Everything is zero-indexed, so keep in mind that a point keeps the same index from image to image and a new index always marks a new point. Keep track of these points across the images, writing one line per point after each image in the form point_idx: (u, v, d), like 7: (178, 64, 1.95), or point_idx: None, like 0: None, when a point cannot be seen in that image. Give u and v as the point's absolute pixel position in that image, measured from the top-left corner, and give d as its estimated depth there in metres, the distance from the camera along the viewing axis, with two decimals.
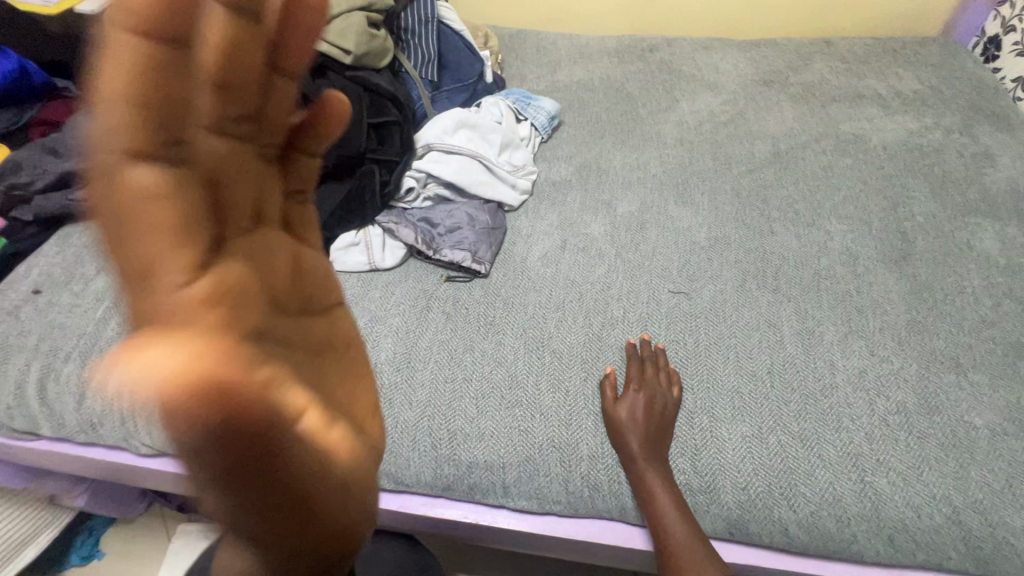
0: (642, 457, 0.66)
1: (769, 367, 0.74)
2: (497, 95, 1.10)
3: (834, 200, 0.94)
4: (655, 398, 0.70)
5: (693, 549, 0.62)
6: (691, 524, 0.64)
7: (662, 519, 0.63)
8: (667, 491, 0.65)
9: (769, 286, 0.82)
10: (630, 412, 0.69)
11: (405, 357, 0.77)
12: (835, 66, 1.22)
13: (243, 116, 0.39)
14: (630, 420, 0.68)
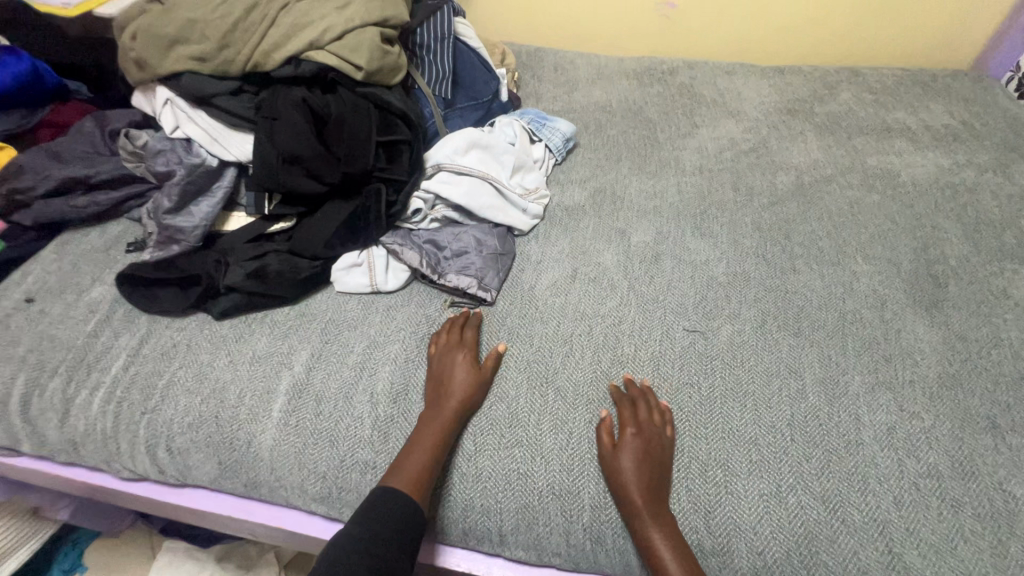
0: (647, 515, 0.61)
1: (788, 418, 0.69)
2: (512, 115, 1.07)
3: (861, 238, 0.90)
4: (652, 442, 0.66)
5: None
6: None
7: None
8: (674, 549, 0.59)
9: (790, 328, 0.78)
10: (630, 461, 0.64)
11: (402, 388, 0.73)
12: (861, 97, 1.18)
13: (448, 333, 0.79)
14: (631, 472, 0.63)
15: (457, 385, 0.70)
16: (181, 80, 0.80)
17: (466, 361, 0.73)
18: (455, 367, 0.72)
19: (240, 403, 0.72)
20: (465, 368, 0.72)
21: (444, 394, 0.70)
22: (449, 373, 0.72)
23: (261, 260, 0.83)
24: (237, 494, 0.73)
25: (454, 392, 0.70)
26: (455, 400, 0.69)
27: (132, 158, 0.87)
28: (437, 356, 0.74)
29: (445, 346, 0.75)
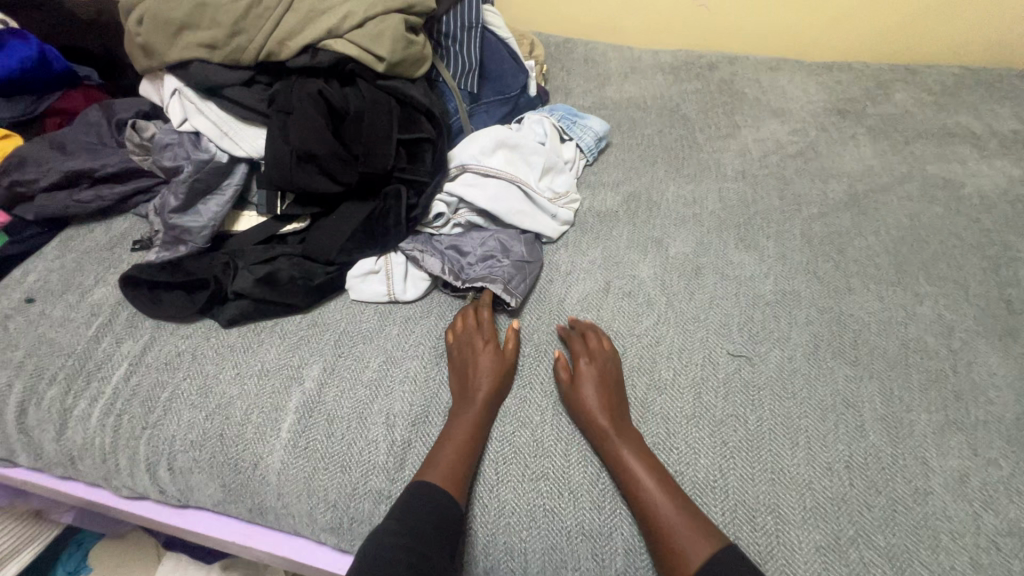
0: (613, 435, 0.63)
1: (847, 460, 0.62)
2: (540, 112, 1.00)
3: (923, 256, 0.82)
4: (606, 367, 0.68)
5: (687, 531, 0.55)
6: (682, 505, 0.57)
7: (649, 500, 0.58)
8: (645, 467, 0.60)
9: (846, 356, 0.71)
10: (591, 386, 0.66)
11: (422, 411, 0.68)
12: (919, 97, 1.09)
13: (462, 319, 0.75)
14: (593, 396, 0.65)
15: (482, 374, 0.67)
16: (190, 69, 0.75)
17: (489, 348, 0.70)
18: (477, 355, 0.69)
19: (247, 420, 0.67)
20: (489, 355, 0.69)
21: (472, 384, 0.67)
22: (472, 366, 0.68)
23: (271, 264, 0.77)
24: (240, 518, 0.69)
25: (479, 383, 0.67)
26: (483, 390, 0.66)
27: (138, 151, 0.83)
28: (457, 349, 0.71)
29: (464, 337, 0.72)
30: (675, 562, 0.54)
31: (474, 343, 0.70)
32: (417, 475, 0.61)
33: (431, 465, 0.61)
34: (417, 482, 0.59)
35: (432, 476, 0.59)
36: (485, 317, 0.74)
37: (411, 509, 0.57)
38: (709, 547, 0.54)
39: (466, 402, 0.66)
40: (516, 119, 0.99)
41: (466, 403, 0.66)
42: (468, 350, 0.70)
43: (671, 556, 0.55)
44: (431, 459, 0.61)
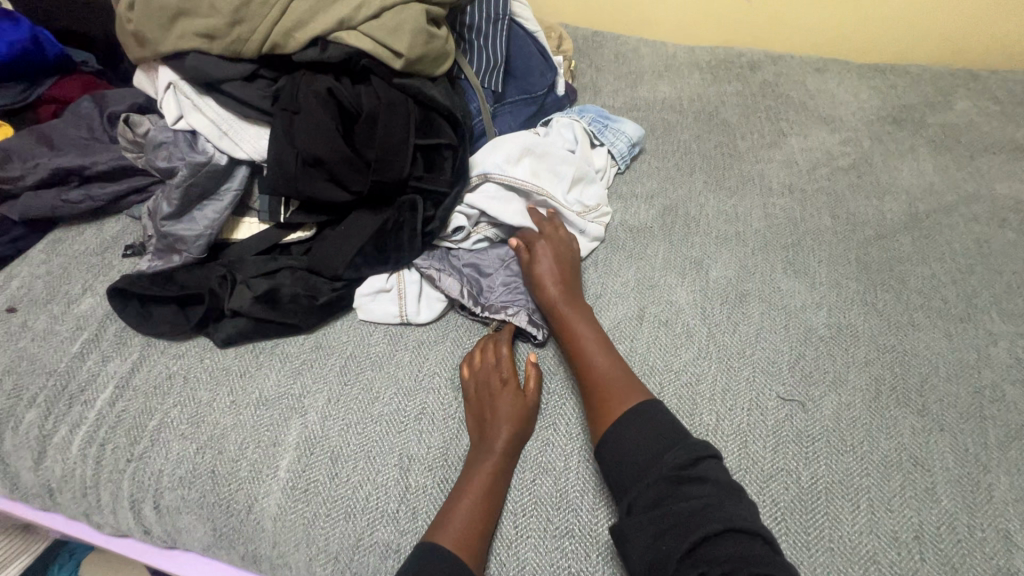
0: (562, 302, 0.68)
1: (916, 529, 0.54)
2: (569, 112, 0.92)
3: (994, 288, 0.73)
4: (561, 249, 0.73)
5: (617, 383, 0.61)
6: (617, 364, 0.63)
7: (587, 358, 0.64)
8: (589, 330, 0.66)
9: (912, 404, 0.63)
10: (547, 264, 0.71)
11: (440, 456, 0.61)
12: (983, 106, 0.99)
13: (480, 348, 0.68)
14: (547, 268, 0.71)
15: (501, 419, 0.61)
16: (187, 60, 0.67)
17: (510, 392, 0.62)
18: (495, 397, 0.62)
19: (241, 457, 0.60)
20: (508, 398, 0.62)
21: (490, 431, 0.60)
22: (490, 410, 0.62)
23: (273, 279, 0.70)
24: (232, 563, 0.63)
25: (497, 431, 0.60)
26: (502, 439, 0.59)
27: (131, 147, 0.75)
28: (475, 391, 0.64)
29: (481, 378, 0.65)
30: (603, 408, 0.60)
31: (493, 386, 0.63)
32: (429, 532, 0.54)
33: (446, 524, 0.54)
34: (434, 545, 0.52)
35: (448, 540, 0.53)
36: (505, 352, 0.67)
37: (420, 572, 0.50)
38: (636, 398, 0.59)
39: (483, 453, 0.59)
40: (542, 120, 0.90)
41: (484, 454, 0.59)
42: (487, 392, 0.63)
43: (603, 402, 0.60)
44: (445, 515, 0.55)
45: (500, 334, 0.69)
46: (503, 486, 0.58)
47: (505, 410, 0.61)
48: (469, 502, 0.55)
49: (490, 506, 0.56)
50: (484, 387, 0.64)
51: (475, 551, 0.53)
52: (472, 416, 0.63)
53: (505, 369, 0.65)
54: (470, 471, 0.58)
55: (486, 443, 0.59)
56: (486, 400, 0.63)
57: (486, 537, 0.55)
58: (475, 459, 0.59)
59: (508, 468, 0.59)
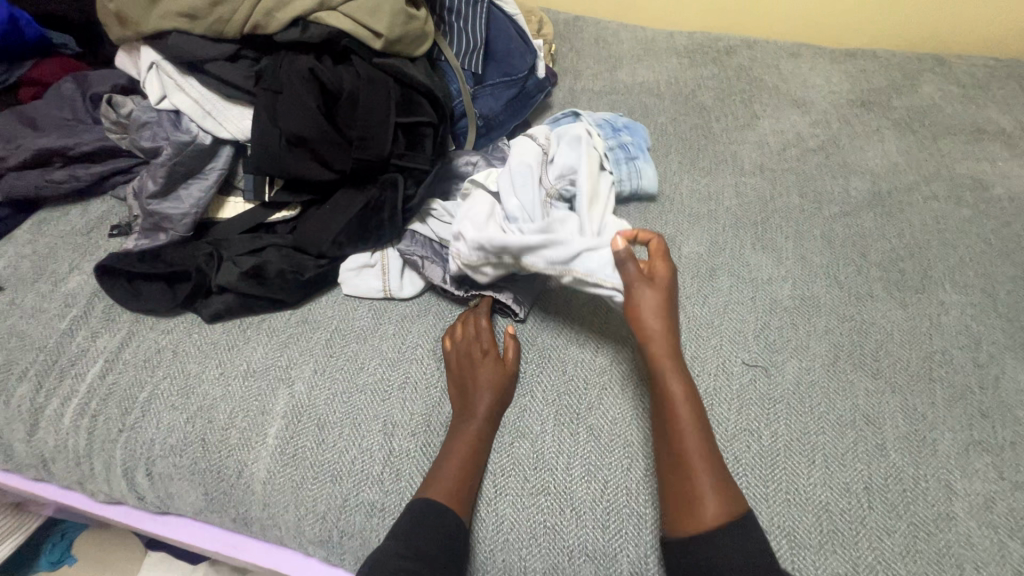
0: (665, 367, 0.60)
1: (866, 481, 0.59)
2: (595, 121, 0.90)
3: (948, 261, 0.78)
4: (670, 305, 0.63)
5: (714, 483, 0.54)
6: (713, 461, 0.55)
7: (681, 441, 0.56)
8: (693, 407, 0.58)
9: (867, 368, 0.67)
10: (656, 313, 0.62)
11: (423, 421, 0.63)
12: (947, 90, 1.03)
13: (463, 321, 0.71)
14: (655, 322, 0.61)
15: (483, 385, 0.64)
16: (170, 40, 0.69)
17: (490, 360, 0.65)
18: (477, 365, 0.65)
19: (231, 425, 0.63)
20: (490, 367, 0.65)
21: (472, 396, 0.63)
22: (471, 377, 0.65)
23: (259, 256, 0.72)
24: (223, 528, 0.66)
25: (480, 397, 0.63)
26: (483, 404, 0.62)
27: (115, 129, 0.75)
28: (457, 360, 0.67)
29: (463, 350, 0.67)
30: (686, 508, 0.53)
31: (475, 355, 0.66)
32: (417, 490, 0.58)
33: (433, 481, 0.57)
34: (423, 499, 0.56)
35: (434, 494, 0.56)
36: (484, 324, 0.69)
37: (412, 525, 0.55)
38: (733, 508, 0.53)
39: (466, 417, 0.62)
40: (565, 116, 0.91)
41: (467, 418, 0.62)
42: (469, 360, 0.66)
43: (693, 500, 0.53)
44: (432, 474, 0.58)
45: (479, 307, 0.71)
46: (485, 446, 0.61)
47: (485, 375, 0.64)
48: (455, 462, 0.58)
49: (474, 465, 0.59)
50: (466, 357, 0.66)
51: (461, 504, 0.57)
52: (453, 383, 0.65)
53: (485, 341, 0.68)
54: (455, 435, 0.61)
55: (468, 407, 0.63)
56: (468, 368, 0.65)
57: (471, 493, 0.58)
58: (459, 423, 0.62)
59: (489, 429, 0.62)
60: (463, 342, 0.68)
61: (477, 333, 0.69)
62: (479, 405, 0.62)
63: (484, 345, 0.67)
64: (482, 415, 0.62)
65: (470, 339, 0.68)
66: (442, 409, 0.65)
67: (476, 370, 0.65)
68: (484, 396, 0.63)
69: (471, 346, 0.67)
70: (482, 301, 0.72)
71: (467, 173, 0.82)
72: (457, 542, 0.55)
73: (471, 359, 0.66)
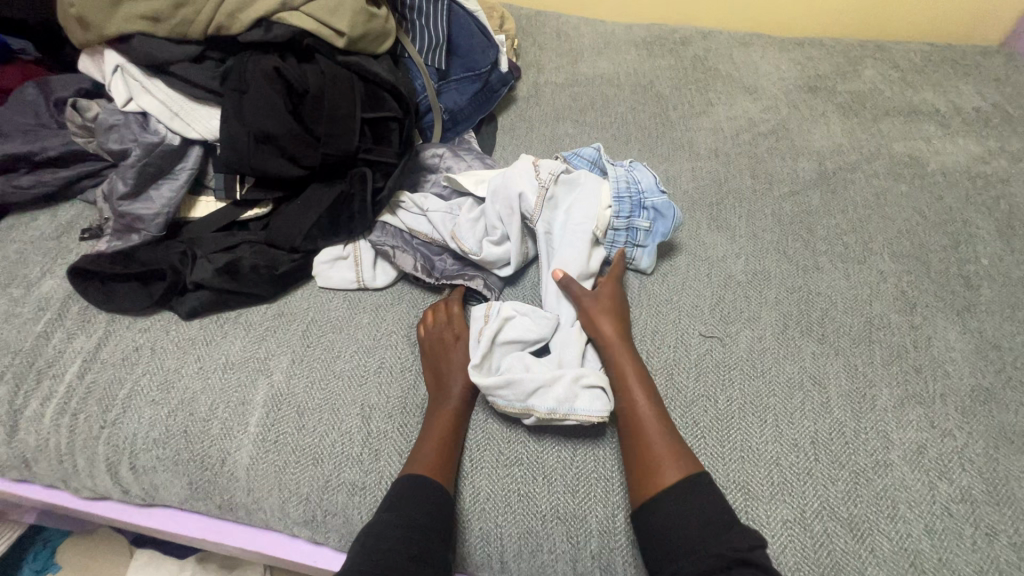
0: (618, 351, 0.67)
1: (813, 436, 0.64)
2: (623, 183, 0.78)
3: (888, 233, 0.83)
4: (618, 304, 0.72)
5: (663, 443, 0.59)
6: (665, 426, 0.61)
7: (641, 421, 0.61)
8: (642, 382, 0.64)
9: (813, 334, 0.72)
10: (604, 307, 0.70)
11: (399, 402, 0.66)
12: (887, 74, 1.10)
13: (435, 308, 0.74)
14: (605, 314, 0.69)
15: (457, 367, 0.67)
16: (135, 42, 0.70)
17: (463, 342, 0.69)
18: (451, 349, 0.68)
19: (213, 417, 0.65)
20: (463, 350, 0.68)
21: (448, 377, 0.66)
22: (446, 360, 0.68)
23: (233, 253, 0.74)
24: (209, 515, 0.68)
25: (455, 378, 0.66)
26: (459, 384, 0.66)
27: (81, 133, 0.77)
28: (432, 345, 0.70)
29: (436, 336, 0.70)
30: (648, 472, 0.58)
31: (449, 339, 0.69)
32: (402, 468, 0.60)
33: (416, 457, 0.60)
34: (407, 474, 0.59)
35: (418, 467, 0.59)
36: (456, 310, 0.73)
37: (396, 497, 0.57)
38: (684, 468, 0.58)
39: (443, 397, 0.65)
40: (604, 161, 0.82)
41: (443, 398, 0.65)
42: (443, 344, 0.69)
43: (646, 455, 0.59)
44: (416, 451, 0.61)
45: (451, 295, 0.75)
46: (463, 422, 0.64)
47: (459, 356, 0.68)
48: (436, 438, 0.61)
49: (454, 440, 0.62)
50: (440, 341, 0.70)
51: (444, 476, 0.60)
52: (428, 366, 0.68)
53: (457, 325, 0.71)
54: (434, 414, 0.64)
55: (445, 387, 0.66)
56: (442, 351, 0.69)
57: (453, 466, 0.61)
58: (437, 402, 0.65)
59: (465, 406, 0.65)
60: (437, 327, 0.71)
61: (449, 318, 0.72)
62: (455, 385, 0.66)
63: (457, 330, 0.70)
64: (458, 393, 0.65)
65: (444, 324, 0.71)
66: (420, 393, 0.68)
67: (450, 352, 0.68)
68: (458, 377, 0.66)
69: (444, 332, 0.70)
70: (454, 291, 0.75)
71: (434, 165, 0.84)
72: (443, 512, 0.58)
73: (445, 343, 0.69)
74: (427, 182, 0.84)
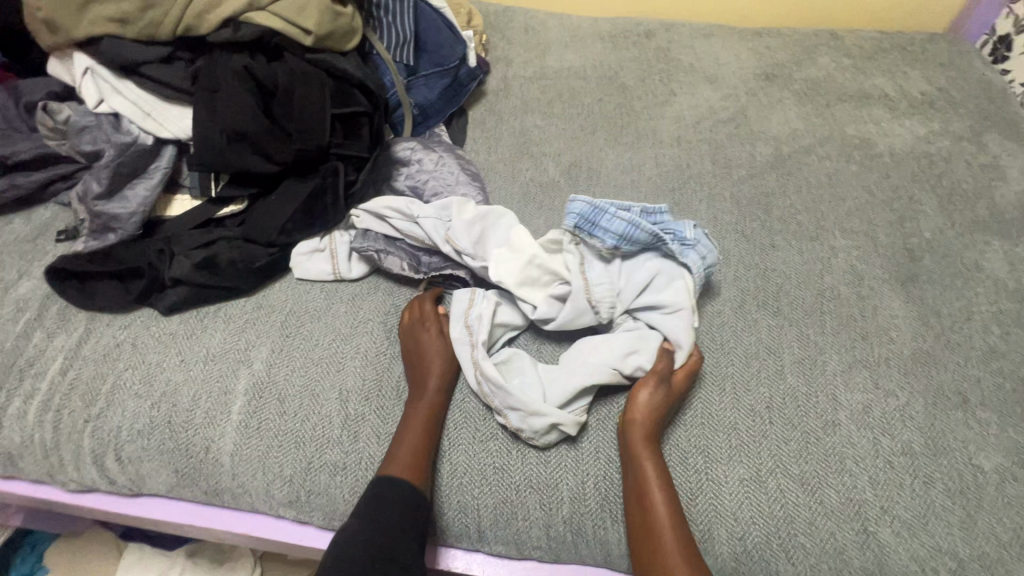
0: (644, 448, 0.61)
1: (768, 401, 0.68)
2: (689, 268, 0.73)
3: (839, 212, 0.88)
4: (669, 398, 0.65)
5: (679, 562, 0.54)
6: (684, 540, 0.56)
7: (656, 532, 0.56)
8: (667, 491, 0.59)
9: (769, 307, 0.77)
10: (646, 399, 0.64)
11: (375, 385, 0.69)
12: (840, 62, 1.15)
13: (411, 307, 0.75)
14: (644, 407, 0.63)
15: (432, 366, 0.69)
16: (102, 45, 0.72)
17: (438, 341, 0.71)
18: (426, 347, 0.70)
19: (195, 407, 0.67)
20: (438, 349, 0.70)
21: (423, 373, 0.68)
22: (422, 358, 0.70)
23: (210, 249, 0.75)
24: (195, 501, 0.70)
25: (431, 374, 0.68)
26: (434, 381, 0.68)
27: (54, 135, 0.75)
28: (409, 344, 0.71)
29: (412, 334, 0.72)
30: None
31: (424, 338, 0.71)
32: (381, 464, 0.62)
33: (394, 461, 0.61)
34: (386, 468, 0.61)
35: (395, 461, 0.61)
36: (432, 310, 0.74)
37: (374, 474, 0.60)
38: None
39: (419, 393, 0.67)
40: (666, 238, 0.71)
41: (419, 394, 0.67)
42: (419, 342, 0.71)
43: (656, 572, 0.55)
44: (394, 446, 0.63)
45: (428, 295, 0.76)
46: (439, 417, 0.66)
47: (434, 353, 0.70)
48: (412, 434, 0.63)
49: (429, 434, 0.64)
50: (416, 341, 0.71)
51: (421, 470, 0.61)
52: (406, 363, 0.70)
53: (433, 324, 0.73)
54: (410, 411, 0.66)
55: (421, 383, 0.68)
56: (418, 350, 0.71)
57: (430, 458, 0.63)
58: (414, 399, 0.67)
59: (440, 402, 0.67)
60: (413, 326, 0.73)
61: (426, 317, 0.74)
62: (430, 381, 0.68)
63: (432, 328, 0.72)
64: (433, 389, 0.67)
65: (420, 322, 0.73)
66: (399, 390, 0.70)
67: (425, 350, 0.70)
68: (432, 374, 0.68)
69: (420, 331, 0.72)
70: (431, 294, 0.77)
71: (405, 158, 0.86)
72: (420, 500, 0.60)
73: (421, 341, 0.71)
74: (399, 176, 0.86)
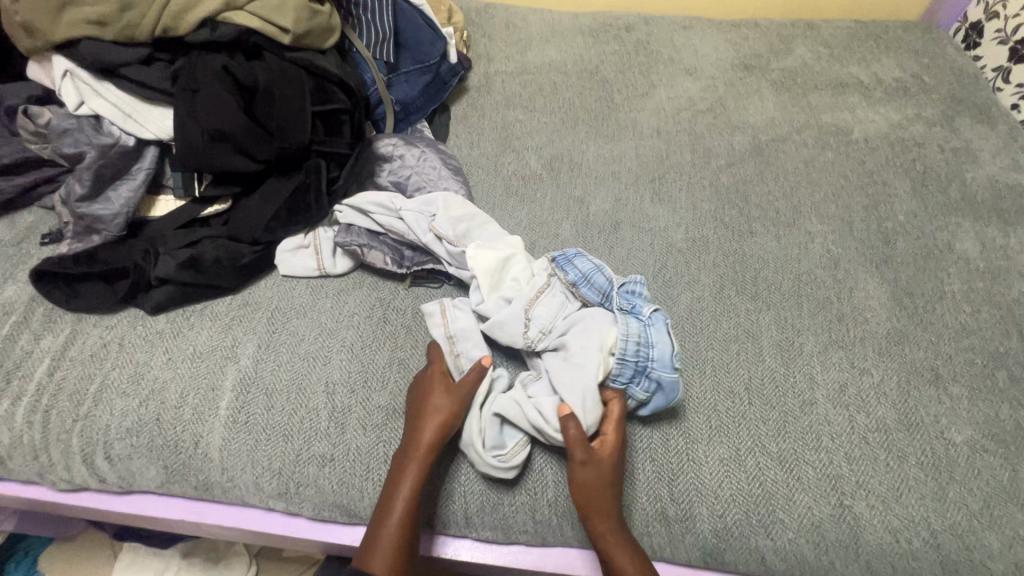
0: (609, 535, 0.58)
1: (747, 383, 0.70)
2: (632, 345, 0.66)
3: (816, 198, 0.90)
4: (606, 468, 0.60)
5: None
6: None
7: None
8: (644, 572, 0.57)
9: (747, 292, 0.78)
10: (583, 480, 0.59)
11: (360, 377, 0.70)
12: (817, 51, 1.17)
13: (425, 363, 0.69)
14: (586, 493, 0.59)
15: (426, 434, 0.62)
16: (81, 48, 0.72)
17: (438, 404, 0.63)
18: (426, 410, 0.63)
19: (183, 404, 0.68)
20: (436, 413, 0.63)
21: (417, 438, 0.62)
22: (419, 420, 0.63)
23: (194, 248, 0.76)
24: (186, 497, 0.71)
25: (423, 442, 0.62)
26: (425, 451, 0.61)
27: (32, 138, 0.76)
28: (414, 399, 0.66)
29: (418, 390, 0.66)
30: None
31: (425, 399, 0.65)
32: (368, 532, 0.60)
33: (371, 545, 0.58)
34: (369, 538, 0.59)
35: (376, 536, 0.58)
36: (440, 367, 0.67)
37: None
38: None
39: (410, 461, 0.61)
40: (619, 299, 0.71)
41: (409, 462, 0.61)
42: (420, 401, 0.65)
43: None
44: (379, 518, 0.59)
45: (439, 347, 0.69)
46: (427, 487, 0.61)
47: (430, 417, 0.63)
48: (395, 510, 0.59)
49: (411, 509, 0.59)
50: (419, 398, 0.65)
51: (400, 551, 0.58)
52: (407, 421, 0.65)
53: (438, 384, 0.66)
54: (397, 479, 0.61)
55: (415, 448, 0.62)
56: (417, 408, 0.64)
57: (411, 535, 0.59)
58: (404, 466, 0.61)
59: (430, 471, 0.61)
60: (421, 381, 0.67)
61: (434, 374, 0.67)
62: (423, 449, 0.61)
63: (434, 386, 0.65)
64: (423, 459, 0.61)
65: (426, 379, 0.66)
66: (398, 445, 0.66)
67: (424, 412, 0.64)
68: (425, 441, 0.62)
69: (424, 388, 0.66)
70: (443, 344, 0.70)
71: (387, 154, 0.87)
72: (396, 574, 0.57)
73: (422, 399, 0.65)
74: (382, 172, 0.87)
